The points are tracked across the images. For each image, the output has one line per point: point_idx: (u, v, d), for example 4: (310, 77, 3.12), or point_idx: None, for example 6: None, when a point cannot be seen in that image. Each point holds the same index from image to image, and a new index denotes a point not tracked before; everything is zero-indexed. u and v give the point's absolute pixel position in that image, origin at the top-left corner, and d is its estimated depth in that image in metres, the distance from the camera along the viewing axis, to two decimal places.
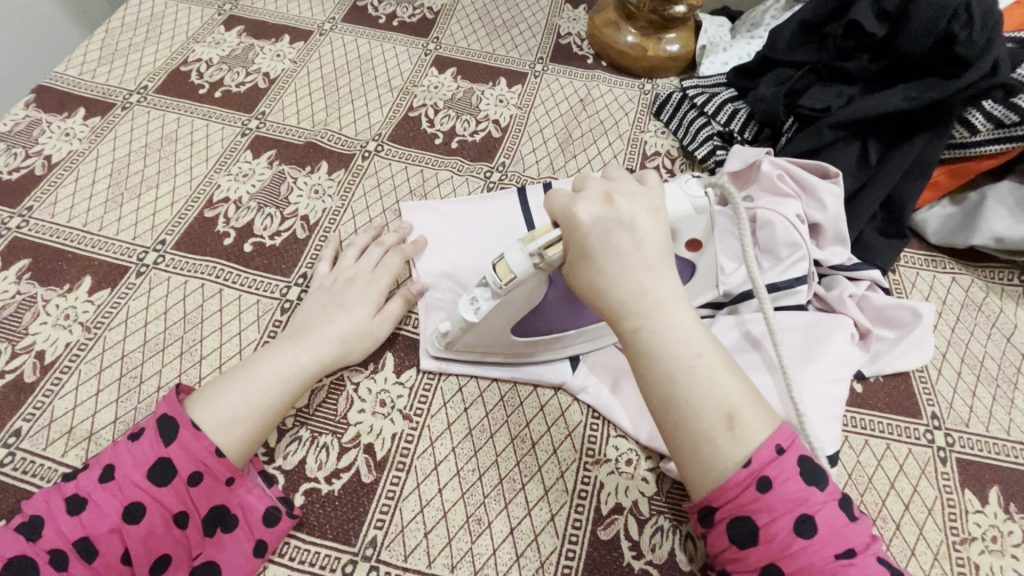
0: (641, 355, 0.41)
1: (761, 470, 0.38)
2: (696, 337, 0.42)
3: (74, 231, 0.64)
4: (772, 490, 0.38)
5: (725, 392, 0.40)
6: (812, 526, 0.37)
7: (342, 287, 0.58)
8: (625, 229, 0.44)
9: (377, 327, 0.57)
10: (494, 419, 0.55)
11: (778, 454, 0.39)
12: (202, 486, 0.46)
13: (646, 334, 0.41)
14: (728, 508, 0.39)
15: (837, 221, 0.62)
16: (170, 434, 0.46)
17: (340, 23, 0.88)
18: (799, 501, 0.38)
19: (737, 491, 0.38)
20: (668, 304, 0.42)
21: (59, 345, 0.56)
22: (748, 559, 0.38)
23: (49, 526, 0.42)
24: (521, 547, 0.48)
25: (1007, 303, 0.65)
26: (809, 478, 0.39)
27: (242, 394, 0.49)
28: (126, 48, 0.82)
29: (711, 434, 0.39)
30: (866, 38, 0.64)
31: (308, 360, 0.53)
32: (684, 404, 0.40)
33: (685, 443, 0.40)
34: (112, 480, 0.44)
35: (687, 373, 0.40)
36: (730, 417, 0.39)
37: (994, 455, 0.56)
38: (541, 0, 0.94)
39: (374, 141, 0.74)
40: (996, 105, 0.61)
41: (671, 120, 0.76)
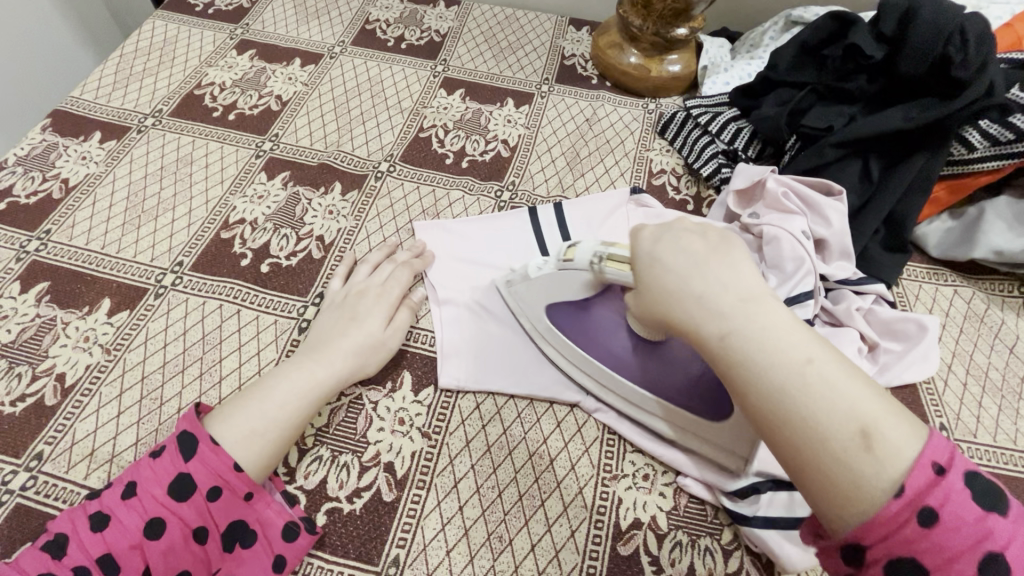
0: (738, 367, 0.36)
1: (921, 498, 0.31)
2: (803, 339, 0.36)
3: (92, 254, 0.65)
4: (940, 522, 0.31)
5: (852, 401, 0.34)
6: (1003, 570, 0.30)
7: (357, 304, 0.59)
8: (693, 236, 0.42)
9: (389, 338, 0.58)
10: (512, 435, 0.55)
11: (940, 476, 0.32)
12: (221, 501, 0.46)
13: (738, 339, 0.36)
14: (885, 547, 0.32)
15: (842, 236, 0.63)
16: (191, 450, 0.47)
17: (350, 46, 0.90)
18: (979, 535, 0.31)
19: (892, 527, 0.31)
20: (761, 303, 0.37)
21: (79, 368, 0.56)
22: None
23: (72, 544, 0.43)
24: (542, 564, 0.49)
25: (1008, 314, 0.66)
26: (983, 503, 0.32)
27: (260, 410, 0.50)
28: (140, 73, 0.83)
29: (845, 455, 0.33)
30: (865, 61, 0.66)
31: (325, 374, 0.53)
32: (799, 419, 0.34)
33: (811, 468, 0.34)
34: (134, 496, 0.45)
35: (799, 380, 0.34)
36: (865, 430, 0.33)
37: (1002, 464, 0.57)
38: (545, 23, 0.97)
39: (386, 161, 0.75)
40: (992, 123, 0.63)
41: (676, 138, 0.78)
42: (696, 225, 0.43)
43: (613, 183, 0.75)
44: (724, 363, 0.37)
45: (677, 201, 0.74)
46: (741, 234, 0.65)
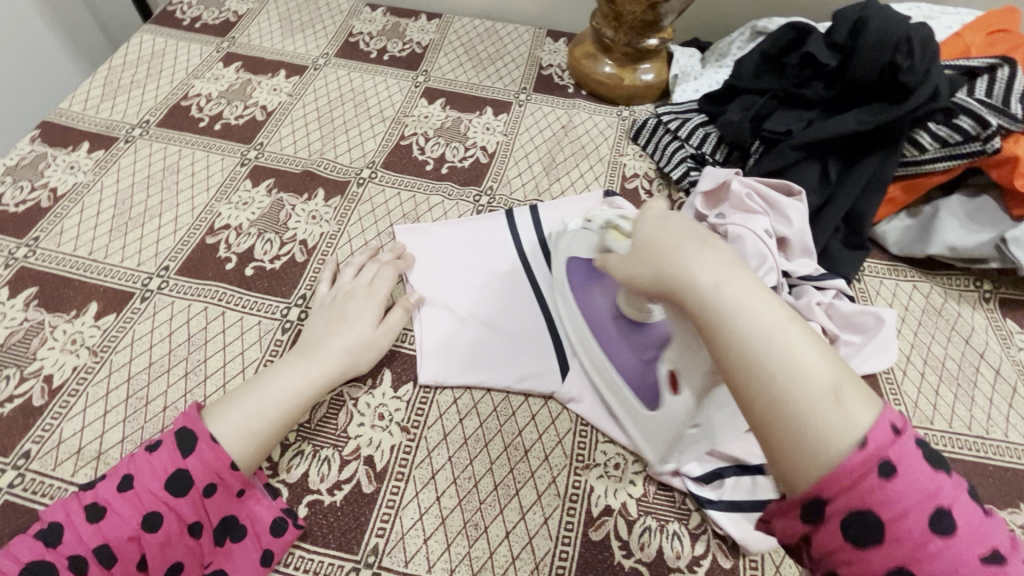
0: (729, 316, 0.37)
1: (881, 452, 0.33)
2: (782, 303, 0.39)
3: (80, 259, 0.66)
4: (897, 476, 0.33)
5: (824, 362, 0.36)
6: (946, 524, 0.32)
7: (343, 307, 0.61)
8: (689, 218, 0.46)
9: (381, 338, 0.60)
10: (488, 428, 0.57)
11: (896, 436, 0.34)
12: (215, 497, 0.49)
13: (731, 292, 0.38)
14: (846, 498, 0.33)
15: (803, 235, 0.66)
16: (189, 446, 0.49)
17: (333, 58, 0.93)
18: (929, 491, 0.33)
19: (853, 478, 0.33)
20: (749, 272, 0.40)
21: (66, 369, 0.58)
22: (870, 560, 0.32)
23: (70, 533, 0.45)
24: (516, 550, 0.51)
25: (964, 307, 0.69)
26: (931, 465, 0.34)
27: (256, 407, 0.52)
28: (128, 85, 0.86)
29: (819, 407, 0.34)
30: (821, 68, 0.71)
31: (317, 373, 0.56)
32: (782, 366, 0.35)
33: (784, 419, 0.35)
34: (129, 491, 0.47)
35: (780, 334, 0.36)
36: (834, 389, 0.35)
37: (957, 449, 0.59)
38: (523, 35, 1.00)
39: (368, 168, 0.78)
40: (940, 126, 0.67)
41: (648, 144, 0.82)
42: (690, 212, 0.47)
43: (588, 187, 0.78)
44: (717, 313, 0.38)
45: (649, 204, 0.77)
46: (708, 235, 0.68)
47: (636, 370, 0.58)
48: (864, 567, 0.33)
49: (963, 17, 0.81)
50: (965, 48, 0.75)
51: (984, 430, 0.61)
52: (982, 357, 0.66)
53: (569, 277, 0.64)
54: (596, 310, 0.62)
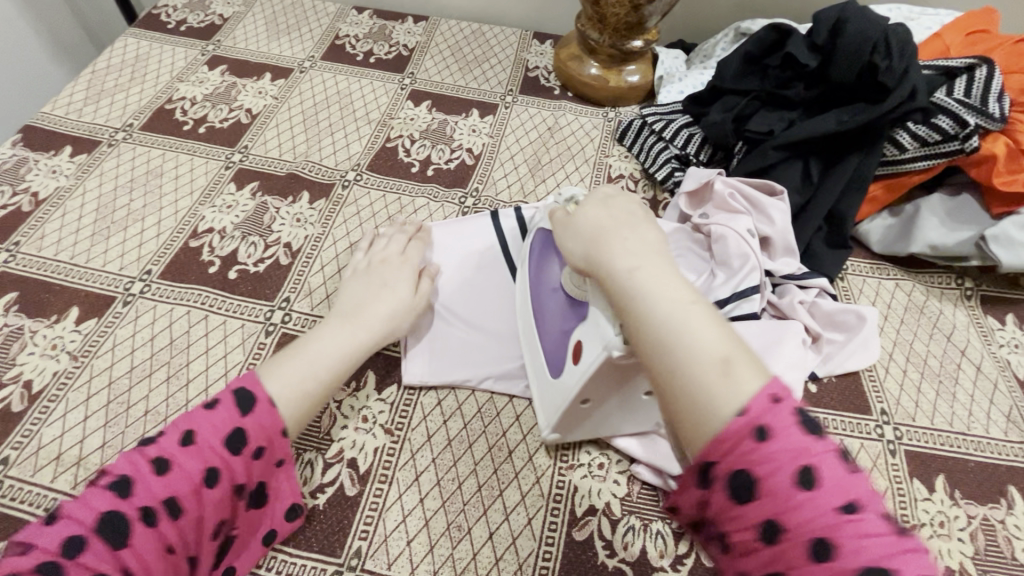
0: (638, 296, 0.43)
1: (759, 418, 0.36)
2: (690, 288, 0.43)
3: (61, 264, 0.66)
4: (772, 439, 0.35)
5: (719, 338, 0.39)
6: (813, 480, 0.34)
7: (384, 273, 0.61)
8: (624, 213, 0.51)
9: (420, 302, 0.61)
10: (472, 430, 0.57)
11: (774, 402, 0.36)
12: (261, 462, 0.46)
13: (642, 275, 0.44)
14: (729, 461, 0.36)
15: (785, 233, 0.67)
16: (248, 404, 0.46)
17: (319, 61, 0.93)
18: (800, 450, 0.34)
19: (733, 441, 0.36)
20: (664, 260, 0.45)
21: (46, 374, 0.58)
22: (746, 515, 0.35)
23: (142, 486, 0.41)
24: (499, 551, 0.51)
25: (945, 305, 0.70)
26: (808, 427, 0.36)
27: (312, 367, 0.51)
28: (112, 88, 0.85)
29: (709, 378, 0.38)
30: (801, 69, 0.71)
31: (364, 337, 0.55)
32: (680, 339, 0.39)
33: (680, 387, 0.38)
34: (199, 445, 0.44)
35: (679, 311, 0.41)
36: (725, 361, 0.38)
37: (939, 446, 0.60)
38: (510, 37, 1.00)
39: (353, 170, 0.78)
40: (919, 125, 0.68)
41: (633, 145, 0.82)
42: (629, 207, 0.52)
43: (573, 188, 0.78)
44: (629, 293, 0.43)
45: None
46: (692, 234, 0.69)
47: (553, 345, 0.57)
48: (741, 522, 0.35)
49: (942, 18, 0.82)
50: (944, 49, 0.75)
51: (966, 427, 0.61)
52: (963, 354, 0.66)
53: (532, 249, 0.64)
54: (545, 284, 0.61)
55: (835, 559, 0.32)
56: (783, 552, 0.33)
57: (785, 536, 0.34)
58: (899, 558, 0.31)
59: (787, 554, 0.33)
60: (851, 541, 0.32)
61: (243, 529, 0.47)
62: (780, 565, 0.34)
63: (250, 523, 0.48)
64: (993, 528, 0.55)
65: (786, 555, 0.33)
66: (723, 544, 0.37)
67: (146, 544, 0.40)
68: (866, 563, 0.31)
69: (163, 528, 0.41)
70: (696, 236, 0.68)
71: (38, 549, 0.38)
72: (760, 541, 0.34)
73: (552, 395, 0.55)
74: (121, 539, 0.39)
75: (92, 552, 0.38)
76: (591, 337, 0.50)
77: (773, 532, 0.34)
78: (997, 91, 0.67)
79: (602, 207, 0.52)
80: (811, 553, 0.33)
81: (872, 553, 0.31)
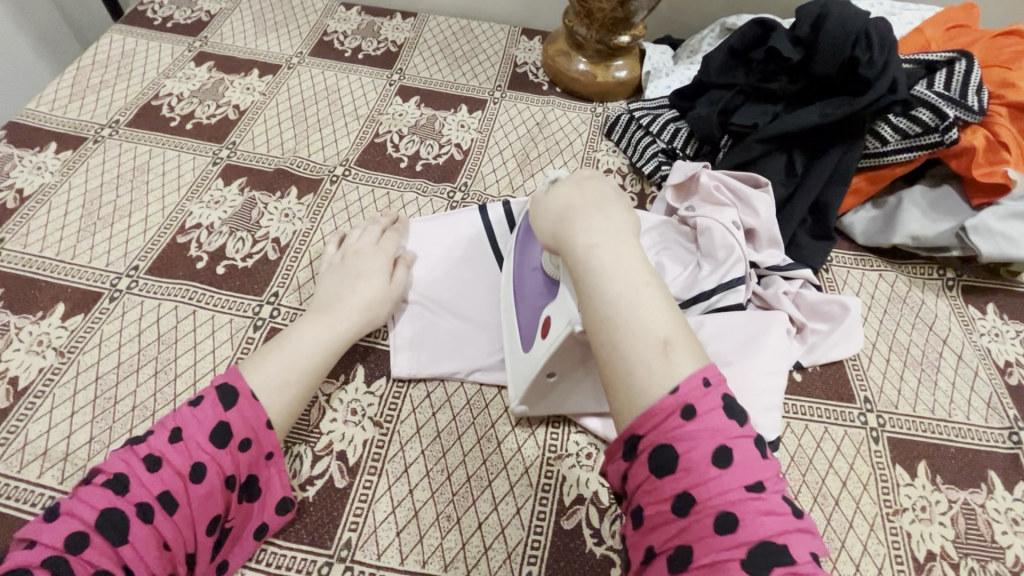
0: (594, 273, 0.45)
1: (687, 398, 0.39)
2: (645, 270, 0.45)
3: (46, 261, 0.65)
4: (695, 418, 0.38)
5: (663, 321, 0.42)
6: (728, 459, 0.37)
7: (357, 263, 0.63)
8: (595, 192, 0.53)
9: (395, 290, 0.62)
10: (460, 421, 0.58)
11: (705, 386, 0.39)
12: (248, 454, 0.49)
13: (600, 255, 0.46)
14: (653, 435, 0.39)
15: (770, 225, 0.68)
16: (231, 400, 0.49)
17: (307, 57, 0.92)
18: (719, 431, 0.38)
19: (660, 417, 0.39)
20: (626, 241, 0.47)
21: (32, 371, 0.57)
22: (663, 488, 0.38)
23: (136, 483, 0.44)
24: (489, 540, 0.51)
25: (927, 295, 0.71)
26: (729, 413, 0.39)
27: (290, 359, 0.53)
28: (97, 85, 0.85)
29: (647, 357, 0.41)
30: (785, 62, 0.72)
31: (342, 327, 0.58)
32: (625, 319, 0.42)
33: (619, 364, 0.42)
34: (186, 442, 0.46)
35: (629, 291, 0.43)
36: (665, 343, 0.41)
37: (922, 432, 0.61)
38: (498, 33, 1.01)
39: (342, 166, 0.78)
40: (900, 118, 0.69)
41: (621, 140, 0.83)
42: (601, 188, 0.54)
43: None
44: (586, 270, 0.46)
45: None
46: (679, 227, 0.69)
47: (527, 320, 0.58)
48: (659, 494, 0.38)
49: (923, 13, 0.83)
50: (925, 43, 0.77)
51: (947, 414, 0.62)
52: (945, 343, 0.67)
53: (518, 230, 0.64)
54: (527, 259, 0.61)
55: (737, 531, 0.35)
56: (692, 524, 0.36)
57: (695, 509, 0.37)
58: (788, 534, 0.36)
59: (695, 527, 0.36)
60: (753, 516, 0.36)
61: (239, 525, 0.48)
62: (688, 536, 0.36)
63: (245, 518, 0.49)
64: (973, 512, 0.56)
65: (694, 527, 0.36)
66: (635, 519, 0.40)
67: (142, 540, 0.42)
68: (763, 537, 0.35)
69: (157, 524, 0.43)
70: (682, 228, 0.69)
71: (45, 545, 0.41)
72: (672, 513, 0.37)
73: (522, 369, 0.56)
74: (119, 536, 0.42)
75: (94, 548, 0.41)
76: (559, 311, 0.52)
77: (685, 505, 0.37)
78: (976, 84, 0.69)
79: (576, 186, 0.54)
80: (716, 525, 0.36)
81: (769, 528, 0.35)
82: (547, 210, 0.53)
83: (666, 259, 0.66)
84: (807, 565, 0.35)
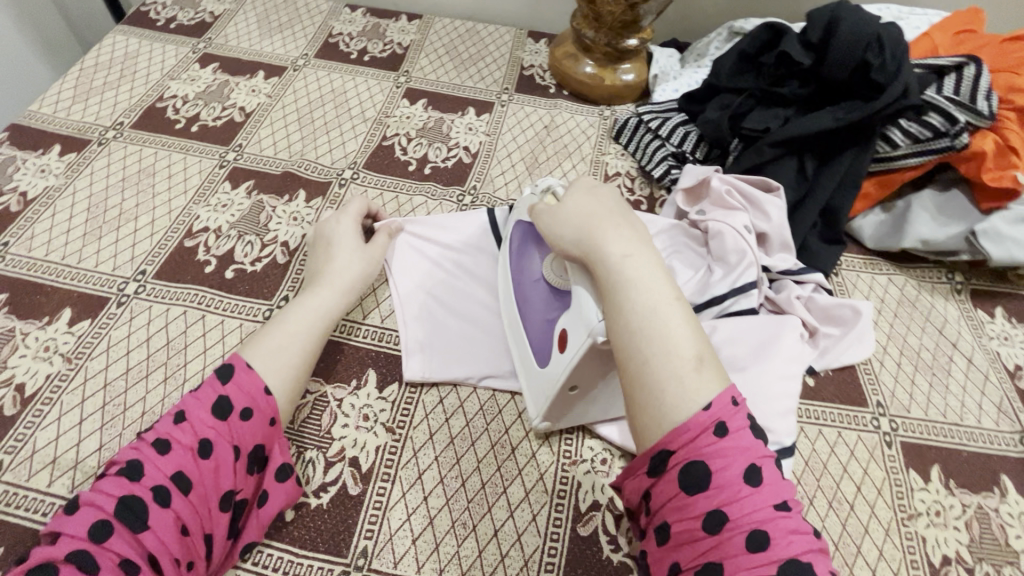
0: (625, 284, 0.45)
1: (719, 415, 0.39)
2: (671, 287, 0.46)
3: (52, 265, 0.65)
4: (727, 436, 0.38)
5: (692, 337, 0.43)
6: (759, 478, 0.37)
7: (326, 234, 0.64)
8: (613, 203, 0.53)
9: (373, 252, 0.64)
10: (474, 427, 0.57)
11: (734, 405, 0.40)
12: (251, 422, 0.48)
13: (631, 266, 0.46)
14: (685, 451, 0.38)
15: (782, 230, 0.68)
16: (226, 375, 0.50)
17: (313, 59, 0.92)
18: (749, 449, 0.38)
19: (693, 432, 0.38)
20: (654, 254, 0.48)
21: (39, 377, 0.56)
22: (694, 505, 0.37)
23: (148, 466, 0.44)
24: (505, 548, 0.50)
25: (937, 299, 0.71)
26: (756, 432, 0.40)
27: (283, 330, 0.54)
28: (100, 86, 0.84)
29: (680, 372, 0.41)
30: (796, 66, 0.72)
31: (333, 295, 0.59)
32: (658, 334, 0.42)
33: (650, 377, 0.41)
34: (190, 421, 0.46)
35: (661, 306, 0.44)
36: (697, 360, 0.41)
37: (933, 437, 0.61)
38: (505, 35, 1.00)
39: (350, 169, 0.77)
40: (910, 122, 0.69)
41: (629, 143, 0.82)
42: (618, 200, 0.54)
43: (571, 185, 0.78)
44: (617, 281, 0.46)
45: (632, 201, 0.78)
46: (689, 230, 0.69)
47: (539, 333, 0.59)
48: (689, 510, 0.37)
49: (930, 18, 0.84)
50: (933, 48, 0.77)
51: (959, 418, 0.62)
52: (955, 346, 0.67)
53: (512, 240, 0.65)
54: (527, 272, 0.63)
55: (767, 549, 0.35)
56: (723, 541, 0.36)
57: (727, 526, 0.36)
58: (814, 554, 0.36)
59: (725, 543, 0.36)
60: (782, 534, 0.36)
61: (250, 499, 0.48)
62: (718, 553, 0.36)
63: (255, 491, 0.48)
64: (987, 516, 0.56)
65: (724, 544, 0.36)
66: (660, 536, 0.39)
67: (160, 521, 0.42)
68: (793, 554, 0.35)
69: (174, 505, 0.43)
70: (693, 232, 0.69)
71: (68, 536, 0.40)
72: (703, 530, 0.37)
73: (540, 384, 0.56)
74: (138, 520, 0.41)
75: (116, 535, 0.41)
76: (576, 324, 0.52)
77: (715, 523, 0.37)
78: (985, 89, 0.69)
79: (593, 198, 0.54)
80: (747, 543, 0.35)
81: (798, 548, 0.35)
82: (569, 217, 0.53)
83: (677, 263, 0.67)
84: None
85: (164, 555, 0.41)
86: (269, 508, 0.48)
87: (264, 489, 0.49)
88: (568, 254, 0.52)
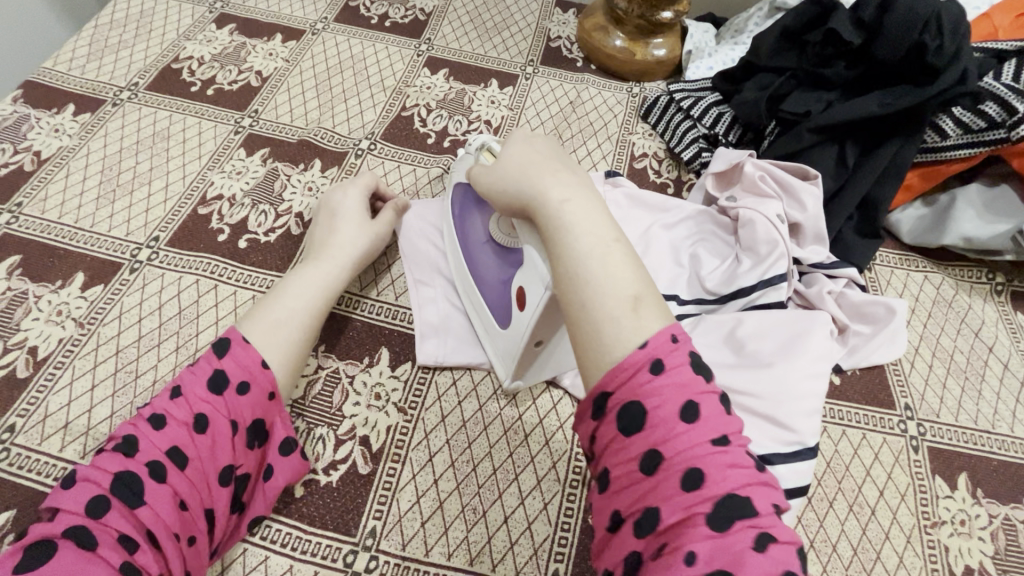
0: (564, 230, 0.41)
1: (655, 352, 0.36)
2: (613, 230, 0.41)
3: (66, 227, 0.64)
4: (663, 374, 0.35)
5: (632, 278, 0.39)
6: (695, 413, 0.35)
7: (330, 204, 0.62)
8: (550, 150, 0.48)
9: (376, 225, 0.62)
10: (487, 411, 0.56)
11: (673, 342, 0.37)
12: (250, 397, 0.47)
13: (571, 211, 0.42)
14: (623, 392, 0.36)
15: (817, 220, 0.65)
16: (224, 349, 0.48)
17: (332, 23, 0.88)
18: (687, 387, 0.35)
19: (629, 372, 0.36)
20: (597, 197, 0.43)
21: (51, 341, 0.56)
22: (631, 447, 0.35)
23: (143, 441, 0.43)
24: (515, 535, 0.50)
25: (975, 299, 0.68)
26: (697, 368, 0.36)
27: (282, 304, 0.53)
28: (116, 45, 0.81)
29: (618, 315, 0.38)
30: (844, 46, 0.67)
31: (334, 267, 0.57)
32: (597, 278, 0.39)
33: (586, 322, 0.38)
34: (187, 397, 0.45)
35: (599, 248, 0.40)
36: (635, 299, 0.38)
37: (963, 443, 0.58)
38: (532, 4, 0.96)
39: (367, 139, 0.75)
40: (964, 111, 0.65)
41: (658, 122, 0.79)
42: (557, 147, 0.48)
43: (595, 165, 0.75)
44: (556, 228, 0.42)
45: (658, 184, 0.75)
46: (718, 217, 0.67)
47: (494, 294, 0.57)
48: (626, 453, 0.35)
49: None
50: (993, 30, 0.72)
51: (991, 425, 0.60)
52: (990, 350, 0.64)
53: (454, 207, 0.63)
54: (471, 235, 0.60)
55: (702, 487, 0.33)
56: (659, 482, 0.34)
57: (662, 467, 0.34)
58: (753, 488, 0.33)
59: (662, 485, 0.34)
60: (718, 470, 0.33)
61: (253, 473, 0.47)
62: (654, 496, 0.34)
63: (258, 466, 0.48)
64: (1014, 528, 0.54)
65: (661, 485, 0.34)
66: (601, 484, 0.37)
67: (157, 496, 0.41)
68: (728, 491, 0.33)
69: (170, 480, 0.42)
70: (721, 219, 0.67)
71: (65, 512, 0.39)
72: (639, 472, 0.34)
73: (505, 345, 0.55)
74: (134, 496, 0.40)
75: (112, 511, 0.40)
76: (530, 280, 0.49)
77: (652, 464, 0.34)
78: None
79: (528, 145, 0.48)
80: (683, 481, 0.33)
81: (734, 481, 0.33)
82: (503, 169, 0.47)
83: (702, 252, 0.65)
84: (769, 519, 0.33)
85: (163, 531, 0.40)
86: (273, 481, 0.48)
87: (267, 463, 0.48)
88: (504, 202, 0.47)
